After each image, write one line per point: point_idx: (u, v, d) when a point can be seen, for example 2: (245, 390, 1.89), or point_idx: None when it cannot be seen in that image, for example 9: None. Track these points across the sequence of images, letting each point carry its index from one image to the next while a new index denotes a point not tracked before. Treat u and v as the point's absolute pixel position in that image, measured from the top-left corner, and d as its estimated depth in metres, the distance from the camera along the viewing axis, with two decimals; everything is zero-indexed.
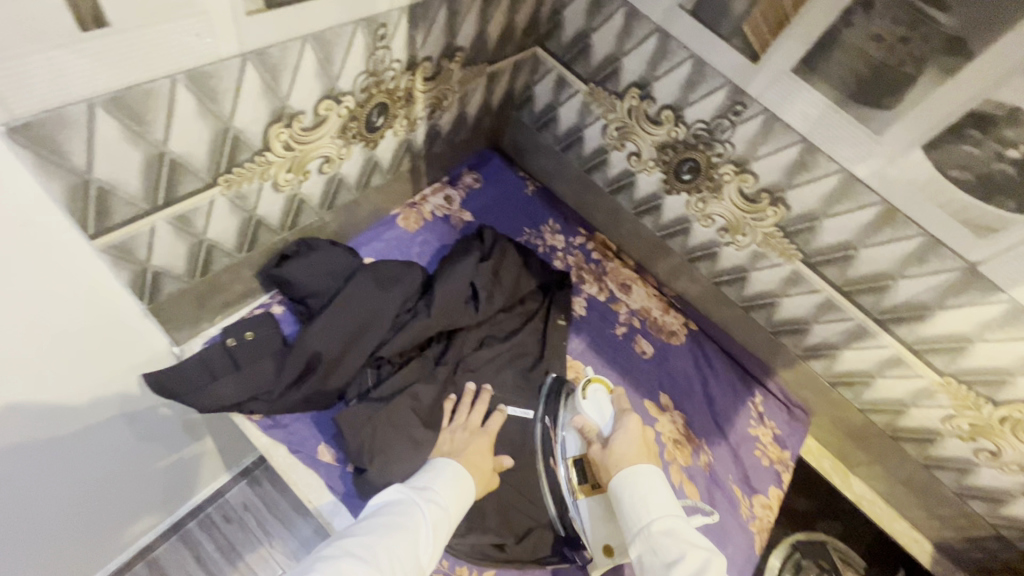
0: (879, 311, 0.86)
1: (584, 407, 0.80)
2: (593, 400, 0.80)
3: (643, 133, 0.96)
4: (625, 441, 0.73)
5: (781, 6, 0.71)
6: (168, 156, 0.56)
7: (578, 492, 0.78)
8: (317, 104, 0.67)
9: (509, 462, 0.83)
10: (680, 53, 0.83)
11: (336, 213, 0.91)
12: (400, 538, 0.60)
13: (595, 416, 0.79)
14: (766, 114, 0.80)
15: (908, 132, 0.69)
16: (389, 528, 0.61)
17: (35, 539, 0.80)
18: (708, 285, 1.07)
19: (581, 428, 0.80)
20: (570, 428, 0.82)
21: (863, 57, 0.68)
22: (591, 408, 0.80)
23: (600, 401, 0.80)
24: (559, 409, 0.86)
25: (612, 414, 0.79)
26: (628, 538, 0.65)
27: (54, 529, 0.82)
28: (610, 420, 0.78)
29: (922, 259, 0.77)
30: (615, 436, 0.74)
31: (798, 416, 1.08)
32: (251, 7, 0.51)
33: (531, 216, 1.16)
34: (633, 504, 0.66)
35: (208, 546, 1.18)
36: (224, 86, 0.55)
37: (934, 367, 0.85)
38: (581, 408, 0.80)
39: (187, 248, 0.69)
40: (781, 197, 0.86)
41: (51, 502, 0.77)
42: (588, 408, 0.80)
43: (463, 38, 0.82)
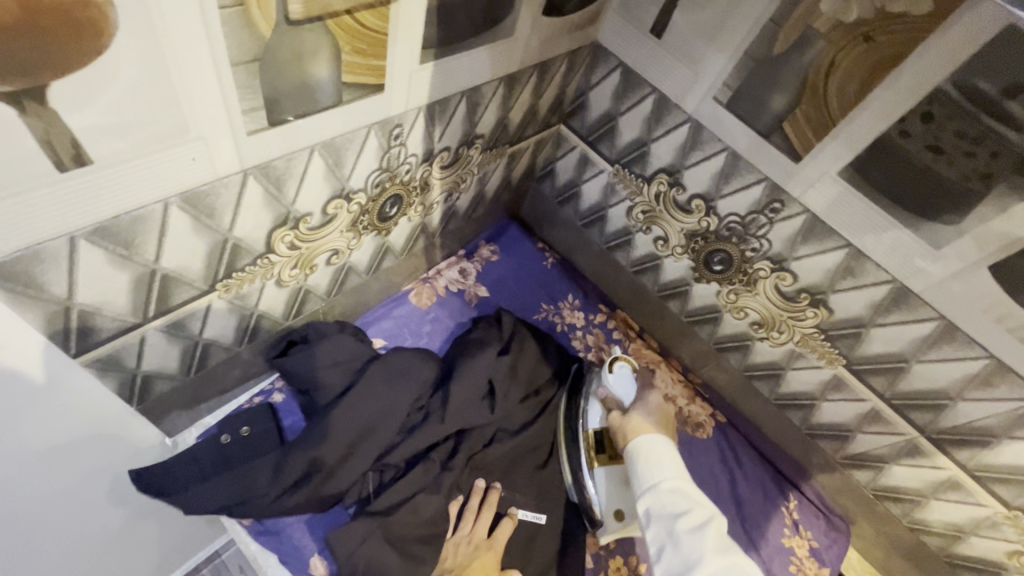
0: (935, 429, 0.77)
1: (609, 380, 0.86)
2: (619, 375, 0.86)
3: (671, 219, 0.91)
4: (644, 415, 0.79)
5: (827, 108, 0.65)
6: (160, 272, 0.52)
7: (595, 461, 0.83)
8: (325, 205, 0.63)
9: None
10: (714, 144, 0.78)
11: (345, 296, 0.87)
12: None
13: (619, 389, 0.85)
14: (807, 214, 0.74)
15: (972, 250, 0.62)
16: None
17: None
18: (738, 376, 0.99)
19: (604, 398, 0.85)
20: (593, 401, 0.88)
21: (921, 168, 0.62)
22: (616, 382, 0.86)
23: (625, 376, 0.86)
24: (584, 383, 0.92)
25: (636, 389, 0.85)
26: (637, 493, 0.72)
27: None
28: (632, 393, 0.84)
29: (987, 383, 0.69)
30: (636, 410, 0.80)
31: (838, 525, 0.97)
32: (252, 127, 0.47)
33: (549, 291, 1.11)
34: (646, 464, 0.72)
35: None
36: (222, 202, 0.51)
37: (998, 498, 0.76)
38: (608, 380, 0.85)
39: (181, 349, 0.65)
40: (823, 300, 0.79)
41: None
42: (613, 381, 0.85)
43: (484, 125, 0.78)
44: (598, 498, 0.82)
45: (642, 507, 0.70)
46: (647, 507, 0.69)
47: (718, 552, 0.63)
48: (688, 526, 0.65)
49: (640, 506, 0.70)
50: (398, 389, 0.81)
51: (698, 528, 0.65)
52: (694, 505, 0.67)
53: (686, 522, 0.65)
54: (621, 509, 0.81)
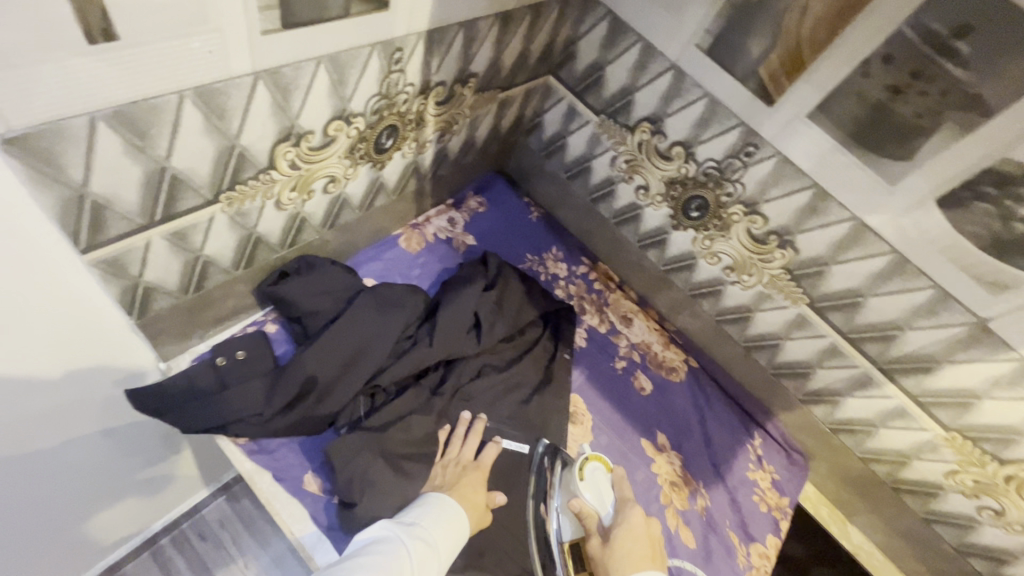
0: (885, 360, 0.85)
1: (582, 488, 0.78)
2: (592, 481, 0.79)
3: (652, 168, 0.96)
4: (626, 530, 0.71)
5: (798, 52, 0.70)
6: (170, 171, 0.54)
7: None
8: (327, 124, 0.66)
9: (504, 498, 0.81)
10: (695, 91, 0.83)
11: (337, 232, 0.89)
12: None
13: (594, 500, 0.76)
14: (778, 156, 0.80)
15: (921, 184, 0.69)
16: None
17: (13, 546, 0.77)
18: (711, 323, 1.06)
19: (578, 513, 0.75)
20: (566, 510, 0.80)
21: (878, 106, 0.68)
22: (589, 491, 0.78)
23: (597, 481, 0.79)
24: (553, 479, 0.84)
25: (611, 500, 0.77)
26: None
27: (30, 540, 0.80)
28: (609, 507, 0.76)
29: (932, 311, 0.76)
30: (616, 530, 0.72)
31: (797, 460, 1.05)
32: (267, 27, 0.49)
33: (533, 243, 1.15)
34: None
35: (180, 564, 1.13)
36: (232, 103, 0.53)
37: (939, 421, 0.84)
38: (580, 489, 0.77)
39: (182, 264, 0.67)
40: (791, 240, 0.85)
41: (29, 511, 0.74)
42: (585, 489, 0.78)
43: (478, 64, 0.81)
44: None
45: None
46: None
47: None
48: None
49: None
50: (393, 318, 0.85)
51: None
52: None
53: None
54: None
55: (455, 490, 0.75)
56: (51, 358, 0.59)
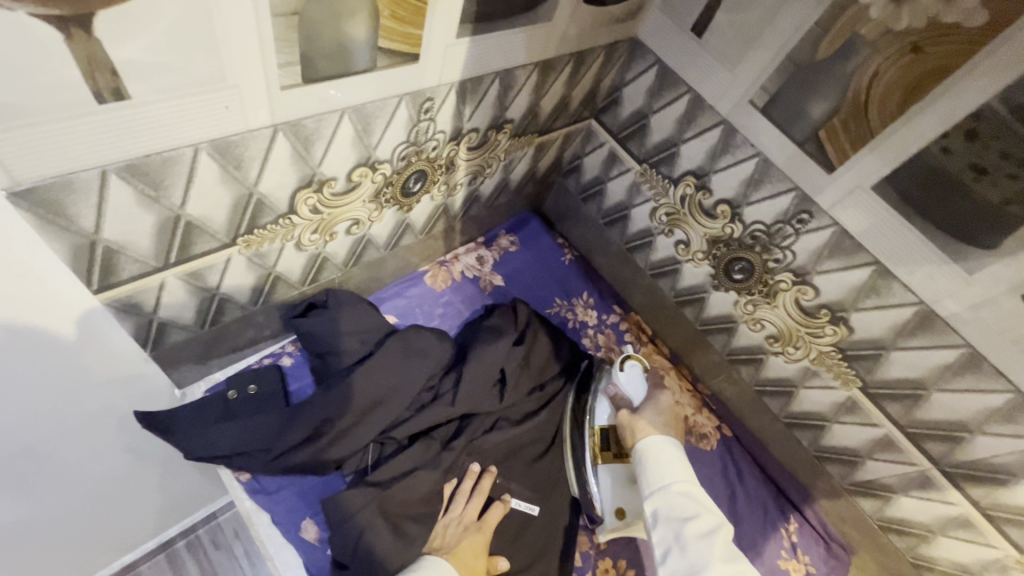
0: (949, 462, 0.75)
1: (621, 378, 0.88)
2: (630, 374, 0.88)
3: (695, 224, 0.89)
4: (658, 412, 0.82)
5: (866, 119, 0.63)
6: (184, 219, 0.53)
7: (599, 457, 0.85)
8: (350, 171, 0.64)
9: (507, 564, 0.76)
10: (746, 149, 0.77)
11: (361, 269, 0.88)
12: None
13: (630, 388, 0.87)
14: (835, 228, 0.72)
15: (1006, 277, 0.60)
16: None
17: (24, 557, 0.79)
18: (749, 391, 0.97)
19: (614, 396, 0.87)
20: (602, 398, 0.90)
21: (956, 186, 0.60)
22: (626, 379, 0.88)
23: (636, 376, 0.88)
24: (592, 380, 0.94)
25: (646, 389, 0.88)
26: (646, 494, 0.74)
27: (41, 551, 0.81)
28: (642, 394, 0.87)
29: (1010, 419, 0.66)
30: (647, 408, 0.83)
31: (839, 554, 0.94)
32: (287, 82, 0.48)
33: (564, 287, 1.10)
34: (656, 465, 0.75)
35: (192, 571, 1.13)
36: (250, 155, 0.52)
37: (1011, 541, 0.73)
38: (619, 378, 0.88)
39: (198, 300, 0.66)
40: (844, 318, 0.77)
41: (39, 527, 0.76)
42: (624, 380, 0.87)
43: (514, 110, 0.78)
44: (602, 495, 0.84)
45: (650, 507, 0.72)
46: (655, 509, 0.72)
47: (701, 539, 0.66)
48: (695, 531, 0.66)
49: (648, 506, 0.72)
50: (417, 367, 0.82)
51: (699, 535, 0.66)
52: (703, 509, 0.69)
53: (694, 526, 0.67)
54: (623, 509, 0.83)
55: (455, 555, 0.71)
56: (59, 391, 0.59)
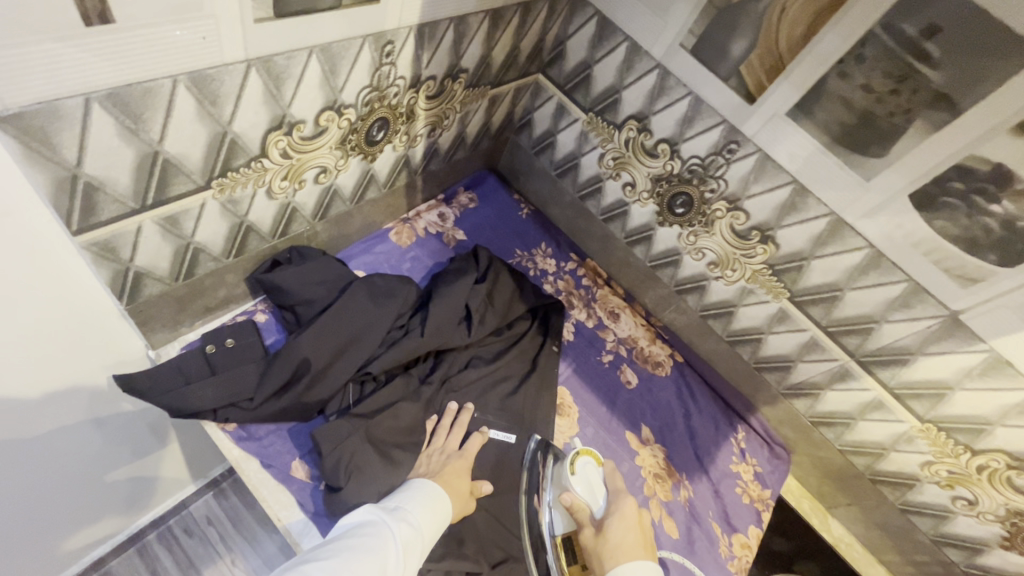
0: (862, 353, 0.87)
1: (572, 482, 0.75)
2: (582, 474, 0.76)
3: (639, 165, 0.98)
4: (620, 528, 0.68)
5: (778, 51, 0.73)
6: (162, 156, 0.55)
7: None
8: (318, 115, 0.67)
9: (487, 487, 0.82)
10: (679, 89, 0.85)
11: (328, 224, 0.90)
12: (365, 558, 0.58)
13: (584, 493, 0.74)
14: (759, 154, 0.82)
15: (895, 181, 0.71)
16: (356, 551, 0.58)
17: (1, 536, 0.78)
18: (696, 318, 1.08)
19: (570, 506, 0.74)
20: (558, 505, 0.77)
21: (852, 104, 0.70)
22: (580, 485, 0.75)
23: (589, 477, 0.75)
24: (546, 474, 0.82)
25: (602, 491, 0.75)
26: None
27: (18, 531, 0.80)
28: (602, 500, 0.73)
29: (906, 304, 0.78)
30: (608, 523, 0.69)
31: (780, 454, 1.08)
32: (260, 15, 0.51)
33: (523, 239, 1.17)
34: None
35: (166, 562, 1.13)
36: (225, 90, 0.54)
37: (914, 413, 0.86)
38: (571, 483, 0.75)
39: (173, 249, 0.68)
40: (771, 236, 0.87)
41: (17, 502, 0.75)
42: (576, 484, 0.75)
43: (468, 60, 0.82)
44: None
45: None
46: None
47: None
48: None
49: None
50: (390, 305, 0.87)
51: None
52: None
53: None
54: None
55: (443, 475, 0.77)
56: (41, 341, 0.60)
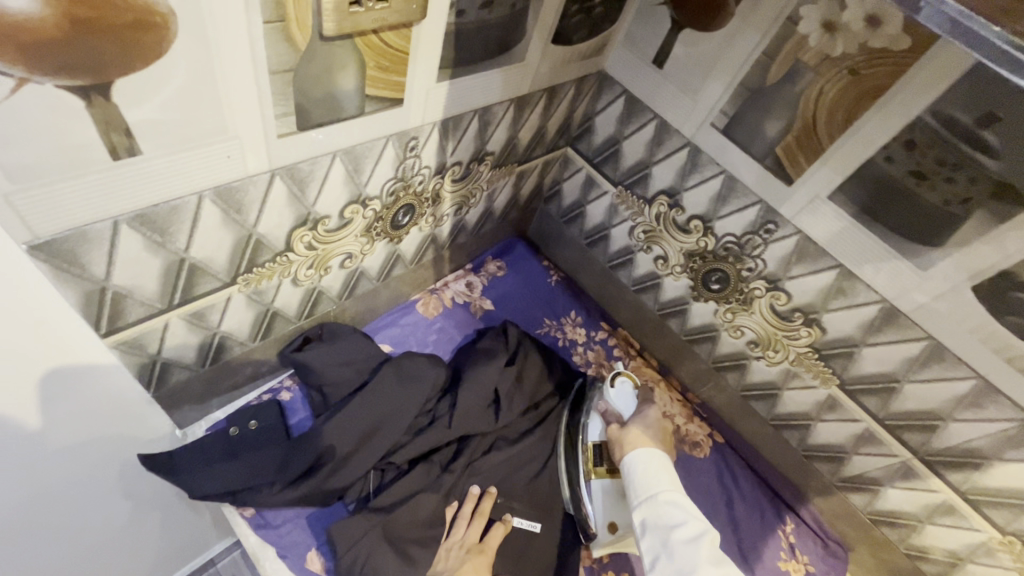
0: (927, 451, 0.78)
1: (610, 394, 0.87)
2: (620, 391, 0.87)
3: (671, 240, 0.94)
4: (642, 423, 0.79)
5: (815, 135, 0.70)
6: (189, 262, 0.56)
7: (592, 472, 0.84)
8: (343, 209, 0.68)
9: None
10: (712, 167, 0.82)
11: (355, 301, 0.90)
12: None
13: (619, 404, 0.86)
14: (799, 236, 0.77)
15: (956, 271, 0.65)
16: None
17: None
18: (736, 397, 1.01)
19: (603, 412, 0.86)
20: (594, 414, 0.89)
21: (902, 191, 0.65)
22: (616, 396, 0.87)
23: (626, 392, 0.87)
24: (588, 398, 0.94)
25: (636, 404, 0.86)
26: (634, 504, 0.69)
27: None
28: (631, 408, 0.85)
29: (976, 403, 0.70)
30: (632, 419, 0.80)
31: (836, 551, 0.97)
32: (283, 130, 0.52)
33: (552, 307, 1.14)
34: (642, 474, 0.70)
35: None
36: (250, 199, 0.55)
37: (993, 523, 0.76)
38: (608, 395, 0.87)
39: (200, 340, 0.69)
40: (816, 319, 0.81)
41: None
42: (613, 395, 0.87)
43: (494, 143, 0.83)
44: (595, 511, 0.83)
45: (637, 518, 0.67)
46: (642, 520, 0.66)
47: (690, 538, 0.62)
48: (681, 537, 0.61)
49: (635, 517, 0.67)
50: (412, 387, 0.85)
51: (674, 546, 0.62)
52: (690, 517, 0.63)
53: (681, 533, 0.62)
54: (616, 522, 0.82)
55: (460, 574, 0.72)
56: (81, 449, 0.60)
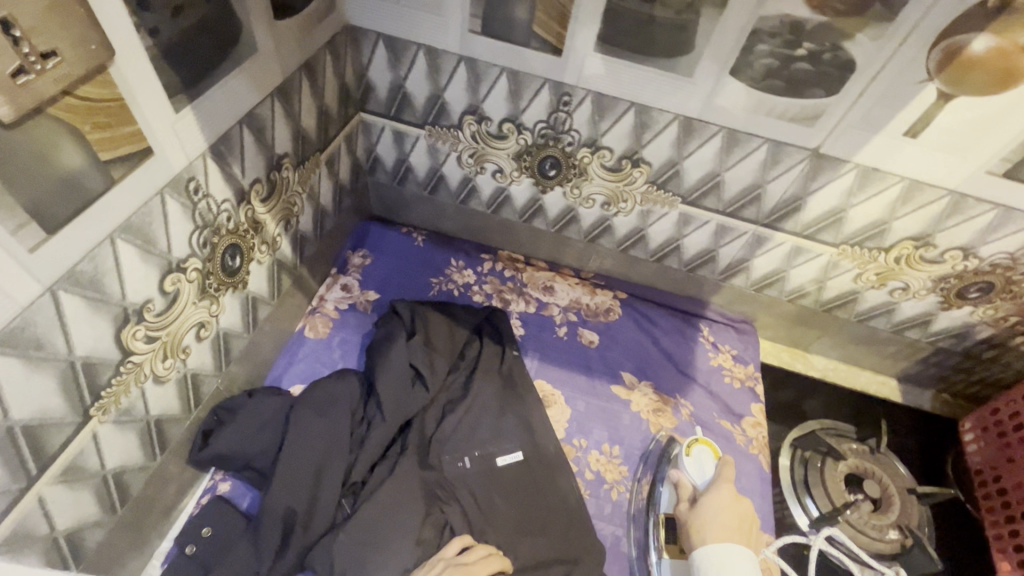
0: (765, 216, 0.92)
1: (683, 462, 0.84)
2: (696, 458, 0.83)
3: (496, 151, 0.97)
4: (713, 511, 0.75)
5: (557, 1, 0.74)
6: (19, 426, 0.50)
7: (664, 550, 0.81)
8: (161, 284, 0.62)
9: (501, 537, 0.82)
10: (493, 70, 0.84)
11: (238, 363, 0.85)
12: None
13: (692, 473, 0.82)
14: (592, 95, 0.83)
15: (713, 66, 0.74)
16: None
17: None
18: (618, 254, 1.11)
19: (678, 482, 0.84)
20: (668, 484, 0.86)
21: (645, 17, 0.72)
22: (690, 465, 0.83)
23: (700, 462, 0.83)
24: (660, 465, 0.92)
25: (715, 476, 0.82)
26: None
27: None
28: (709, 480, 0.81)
29: (776, 161, 0.83)
30: (705, 501, 0.77)
31: (745, 328, 1.14)
32: (32, 242, 0.45)
33: (432, 265, 1.14)
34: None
35: None
36: (44, 329, 0.49)
37: (828, 242, 0.93)
38: (682, 463, 0.84)
39: (92, 491, 0.62)
40: (640, 158, 0.90)
41: None
42: (688, 465, 0.83)
43: (281, 144, 0.78)
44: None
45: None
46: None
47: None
48: None
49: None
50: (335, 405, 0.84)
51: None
52: None
53: None
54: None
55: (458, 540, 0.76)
56: None
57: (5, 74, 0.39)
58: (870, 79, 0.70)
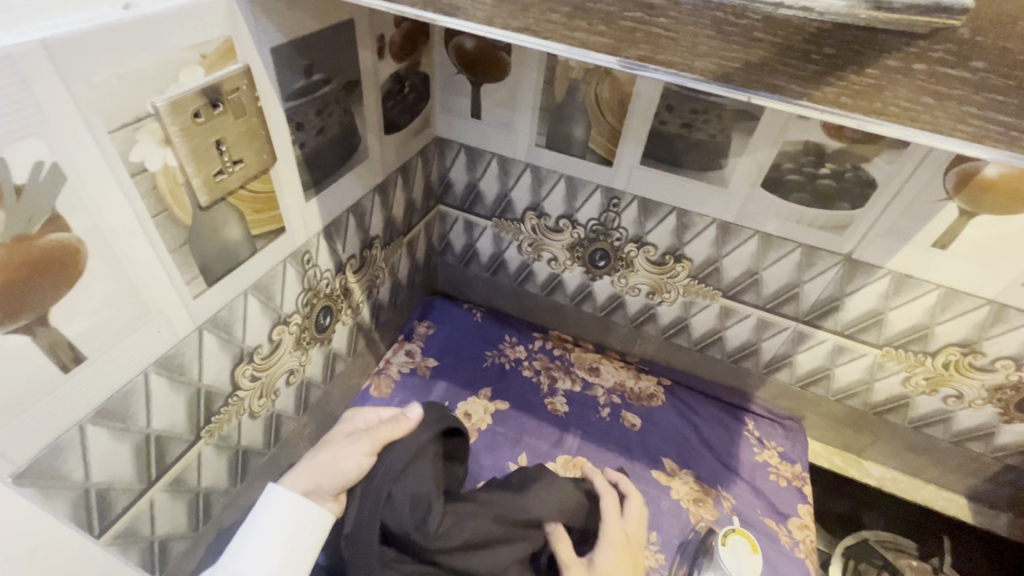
0: (804, 313, 0.97)
1: (721, 552, 0.87)
2: (733, 550, 0.87)
3: (552, 243, 1.10)
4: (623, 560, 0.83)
5: (609, 124, 0.89)
6: (153, 436, 0.62)
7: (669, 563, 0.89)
8: (271, 332, 0.76)
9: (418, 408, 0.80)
10: (553, 176, 1.00)
11: (312, 411, 0.97)
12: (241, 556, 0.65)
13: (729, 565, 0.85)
14: (639, 199, 0.96)
15: (744, 179, 0.85)
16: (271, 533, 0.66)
17: None
18: (661, 342, 1.17)
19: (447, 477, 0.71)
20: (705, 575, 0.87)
21: (684, 137, 0.85)
22: (727, 558, 0.86)
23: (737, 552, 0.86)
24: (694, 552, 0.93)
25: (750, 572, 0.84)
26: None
27: None
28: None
29: (811, 263, 0.90)
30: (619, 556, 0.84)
31: (792, 425, 1.13)
32: (197, 290, 0.61)
33: (487, 339, 1.24)
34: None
35: None
36: (188, 359, 0.63)
37: (871, 343, 0.96)
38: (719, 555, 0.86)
39: (186, 504, 0.72)
40: (681, 254, 0.99)
41: None
42: (726, 556, 0.86)
43: (375, 228, 0.95)
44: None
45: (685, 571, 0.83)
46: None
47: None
48: None
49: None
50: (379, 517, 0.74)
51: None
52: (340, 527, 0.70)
53: None
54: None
55: (308, 471, 0.71)
56: None
57: (209, 175, 0.56)
58: (893, 194, 0.78)
